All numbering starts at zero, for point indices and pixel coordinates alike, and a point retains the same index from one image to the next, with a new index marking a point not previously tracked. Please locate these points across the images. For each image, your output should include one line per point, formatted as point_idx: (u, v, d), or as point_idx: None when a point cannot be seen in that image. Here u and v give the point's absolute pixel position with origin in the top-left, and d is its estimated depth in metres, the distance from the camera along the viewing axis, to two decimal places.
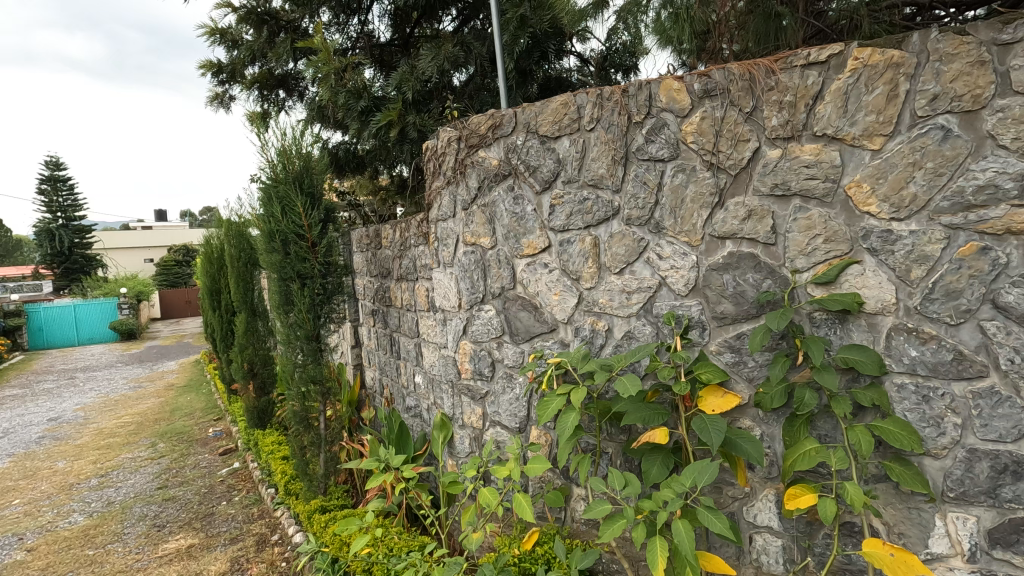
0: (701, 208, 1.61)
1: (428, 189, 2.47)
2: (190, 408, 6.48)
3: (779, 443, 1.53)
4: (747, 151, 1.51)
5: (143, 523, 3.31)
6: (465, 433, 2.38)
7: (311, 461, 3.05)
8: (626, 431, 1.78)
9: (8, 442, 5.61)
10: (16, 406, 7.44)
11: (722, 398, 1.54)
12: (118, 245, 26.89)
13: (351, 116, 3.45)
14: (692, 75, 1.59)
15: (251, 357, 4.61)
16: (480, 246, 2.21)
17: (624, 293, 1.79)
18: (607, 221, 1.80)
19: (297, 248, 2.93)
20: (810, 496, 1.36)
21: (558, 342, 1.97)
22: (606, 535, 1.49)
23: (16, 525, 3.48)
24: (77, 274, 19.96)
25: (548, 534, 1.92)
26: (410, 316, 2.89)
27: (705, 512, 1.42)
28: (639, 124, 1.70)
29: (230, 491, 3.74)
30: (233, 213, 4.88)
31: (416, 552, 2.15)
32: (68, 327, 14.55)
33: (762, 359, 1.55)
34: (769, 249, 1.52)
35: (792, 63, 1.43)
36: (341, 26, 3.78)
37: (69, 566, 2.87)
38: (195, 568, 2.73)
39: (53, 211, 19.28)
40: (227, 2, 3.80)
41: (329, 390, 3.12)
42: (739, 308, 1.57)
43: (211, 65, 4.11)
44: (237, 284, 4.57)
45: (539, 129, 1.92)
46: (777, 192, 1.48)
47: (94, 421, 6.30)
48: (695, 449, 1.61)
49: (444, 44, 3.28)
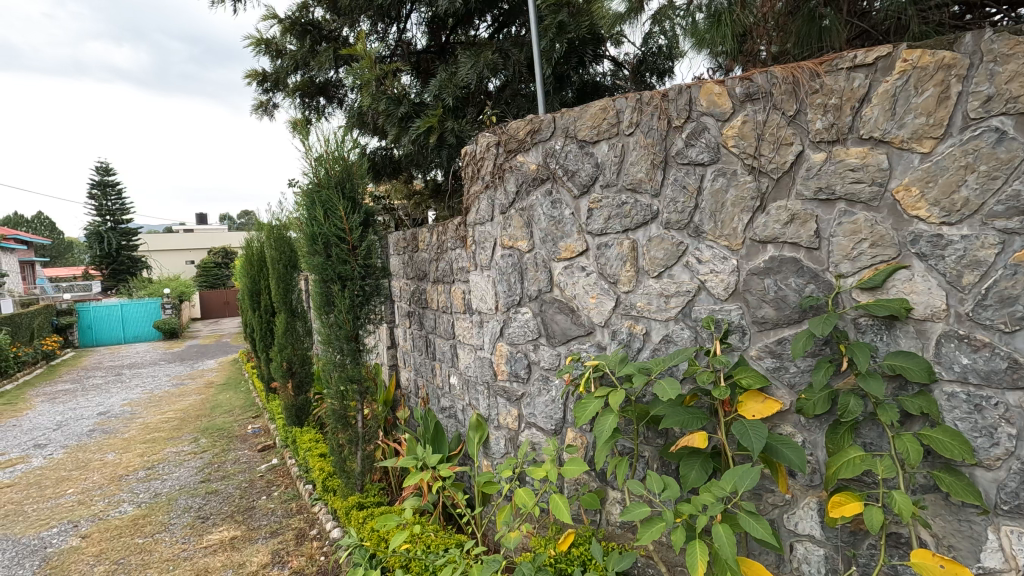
0: (742, 212, 1.60)
1: (466, 193, 2.51)
2: (229, 405, 6.69)
3: (821, 451, 1.51)
4: (791, 154, 1.50)
5: (188, 515, 3.44)
6: (501, 434, 2.41)
7: (348, 458, 3.11)
8: (664, 435, 1.78)
9: (61, 434, 5.89)
10: (69, 400, 7.82)
11: (763, 403, 1.53)
12: (162, 247, 28.00)
13: (390, 123, 3.55)
14: (734, 79, 1.58)
15: (290, 357, 4.71)
16: (518, 250, 2.23)
17: (662, 297, 1.79)
18: (646, 225, 1.81)
19: (338, 251, 3.01)
20: (855, 505, 1.34)
21: (595, 345, 1.99)
22: (645, 537, 1.49)
23: (71, 513, 3.66)
24: (124, 275, 20.81)
25: (583, 536, 1.93)
26: (446, 318, 2.94)
27: (746, 518, 1.42)
28: (679, 128, 1.70)
29: (270, 486, 3.85)
30: (274, 217, 5.03)
31: (453, 549, 2.18)
32: (115, 326, 15.16)
33: (804, 364, 1.53)
34: (813, 254, 1.50)
35: (837, 65, 1.41)
36: (380, 35, 3.87)
37: (121, 553, 3.01)
38: (238, 559, 2.82)
39: (102, 215, 20.22)
40: (272, 13, 3.95)
41: (366, 389, 3.19)
42: (781, 314, 1.56)
43: (256, 74, 4.26)
44: (278, 285, 4.71)
45: (578, 133, 1.94)
46: (821, 196, 1.47)
47: (141, 415, 6.57)
48: (735, 455, 1.59)
49: (483, 51, 3.33)
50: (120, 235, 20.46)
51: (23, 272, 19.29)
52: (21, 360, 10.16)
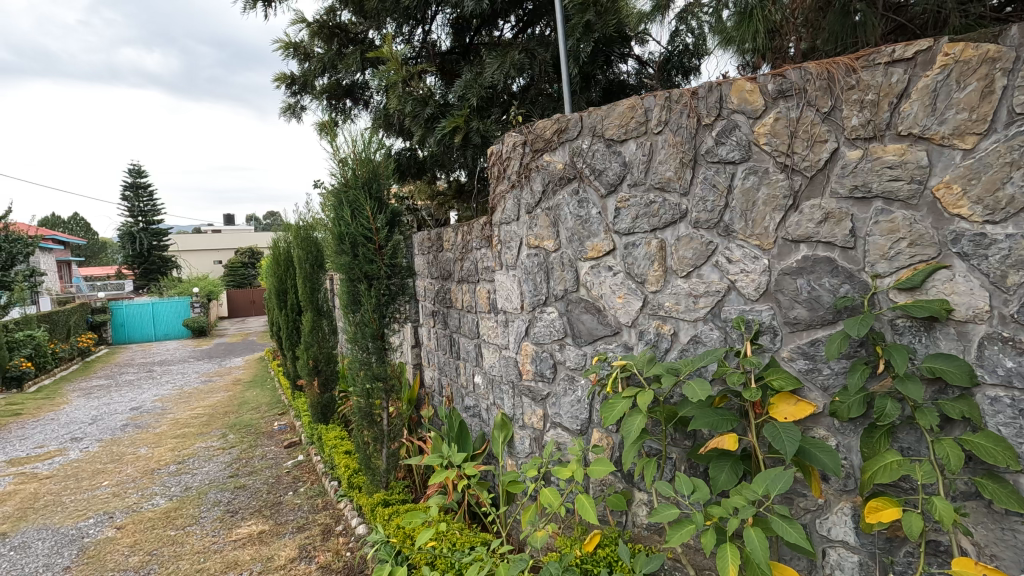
0: (774, 211, 1.57)
1: (493, 193, 2.52)
2: (256, 402, 6.82)
3: (856, 454, 1.47)
4: (825, 152, 1.47)
5: (218, 509, 3.52)
6: (526, 433, 2.41)
7: (374, 455, 3.15)
8: (692, 436, 1.76)
9: (96, 428, 6.08)
10: (104, 395, 8.07)
11: (794, 405, 1.50)
12: (192, 248, 28.72)
13: (416, 123, 3.59)
14: (767, 76, 1.56)
15: (315, 355, 4.77)
16: (544, 249, 2.23)
17: (691, 297, 1.77)
18: (675, 224, 1.79)
19: (365, 250, 3.05)
20: (893, 511, 1.30)
21: (622, 345, 1.97)
22: (674, 540, 1.48)
23: (106, 504, 3.77)
24: (154, 274, 21.35)
25: (610, 537, 1.92)
26: (470, 317, 2.96)
27: (779, 522, 1.39)
28: (709, 126, 1.68)
29: (296, 482, 3.91)
30: (302, 217, 5.12)
31: (479, 548, 2.19)
32: (146, 324, 15.58)
33: (838, 366, 1.49)
34: (848, 253, 1.47)
35: (874, 60, 1.38)
36: (406, 37, 3.91)
37: (154, 544, 3.09)
38: (267, 553, 2.87)
39: (134, 215, 20.84)
40: (301, 17, 4.02)
41: (392, 387, 3.22)
42: (814, 314, 1.52)
43: (284, 77, 4.34)
44: (305, 284, 4.79)
45: (605, 133, 1.94)
46: (856, 194, 1.44)
47: (171, 411, 6.74)
48: (766, 458, 1.57)
49: (509, 52, 3.33)
50: (151, 236, 21.05)
51: (60, 271, 19.95)
52: (57, 356, 10.54)
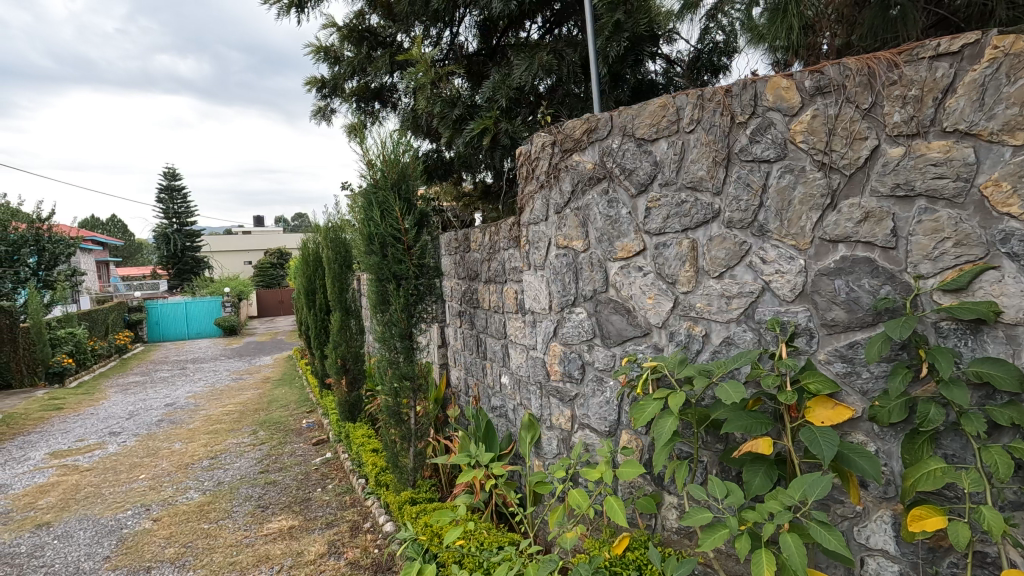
0: (810, 211, 1.53)
1: (521, 193, 2.52)
2: (285, 400, 6.95)
3: (896, 461, 1.43)
4: (864, 149, 1.43)
5: (249, 504, 3.60)
6: (553, 434, 2.41)
7: (401, 454, 3.18)
8: (725, 439, 1.73)
9: (133, 423, 6.27)
10: (140, 391, 8.33)
11: (832, 409, 1.46)
12: (224, 249, 29.48)
13: (445, 125, 3.62)
14: (803, 72, 1.52)
15: (344, 354, 4.84)
16: (573, 249, 2.22)
17: (723, 298, 1.73)
18: (707, 224, 1.77)
19: (394, 251, 3.09)
20: (937, 519, 1.26)
21: (652, 346, 1.95)
22: (707, 545, 1.46)
23: (143, 497, 3.89)
24: (188, 274, 21.94)
25: (639, 541, 1.90)
26: (498, 317, 2.96)
27: (817, 529, 1.36)
28: (743, 124, 1.65)
29: (325, 479, 3.98)
30: (331, 218, 5.22)
31: (507, 548, 2.19)
32: (180, 323, 16.03)
33: (878, 370, 1.45)
34: (889, 253, 1.42)
35: (918, 55, 1.35)
36: (434, 39, 3.95)
37: (188, 537, 3.17)
38: (297, 548, 2.92)
39: (169, 217, 21.52)
40: (331, 21, 4.09)
41: (419, 386, 3.24)
42: (853, 316, 1.48)
43: (315, 81, 4.42)
44: (334, 284, 4.86)
45: (636, 132, 1.92)
46: (898, 193, 1.39)
47: (204, 407, 6.91)
48: (802, 463, 1.53)
49: (539, 52, 3.33)
50: (184, 236, 21.68)
51: (100, 271, 20.71)
52: (97, 353, 10.94)
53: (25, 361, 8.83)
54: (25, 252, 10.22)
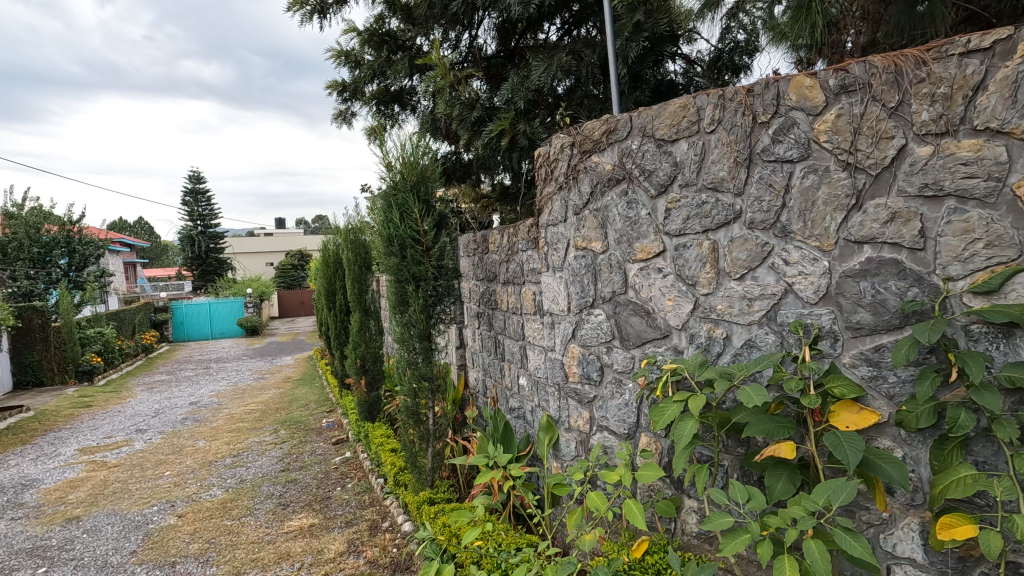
0: (835, 211, 1.51)
1: (540, 195, 2.52)
2: (306, 400, 7.04)
3: (924, 467, 1.40)
4: (892, 148, 1.40)
5: (270, 501, 3.65)
6: (571, 436, 2.40)
7: (420, 454, 3.20)
8: (746, 443, 1.71)
9: (159, 421, 6.41)
10: (165, 390, 8.51)
11: (857, 414, 1.43)
12: (246, 250, 30.00)
13: (464, 127, 3.64)
14: (828, 70, 1.50)
15: (363, 354, 4.88)
16: (591, 251, 2.21)
17: (745, 300, 1.71)
18: (728, 225, 1.75)
19: (413, 252, 3.11)
20: (968, 528, 1.23)
21: (671, 348, 1.94)
22: (728, 549, 1.44)
23: (168, 493, 3.97)
24: (211, 275, 22.36)
25: (658, 544, 1.89)
26: (515, 319, 2.97)
27: (842, 536, 1.33)
28: (765, 124, 1.63)
29: (344, 478, 4.02)
30: (351, 220, 5.28)
31: (525, 549, 2.19)
32: (203, 323, 16.35)
33: (905, 374, 1.42)
34: (916, 255, 1.39)
35: (947, 51, 1.32)
36: (453, 42, 3.98)
37: (212, 533, 3.23)
38: (317, 545, 2.96)
39: (194, 219, 22.00)
40: (352, 26, 4.15)
41: (437, 387, 3.25)
42: (879, 318, 1.45)
43: (336, 85, 4.48)
44: (354, 285, 4.92)
45: (656, 133, 1.91)
46: (927, 193, 1.36)
47: (227, 406, 7.03)
48: (827, 468, 1.50)
49: (557, 54, 3.33)
50: (208, 238, 22.13)
51: (127, 272, 21.24)
52: (124, 352, 11.22)
53: (57, 360, 9.09)
54: (57, 254, 10.53)
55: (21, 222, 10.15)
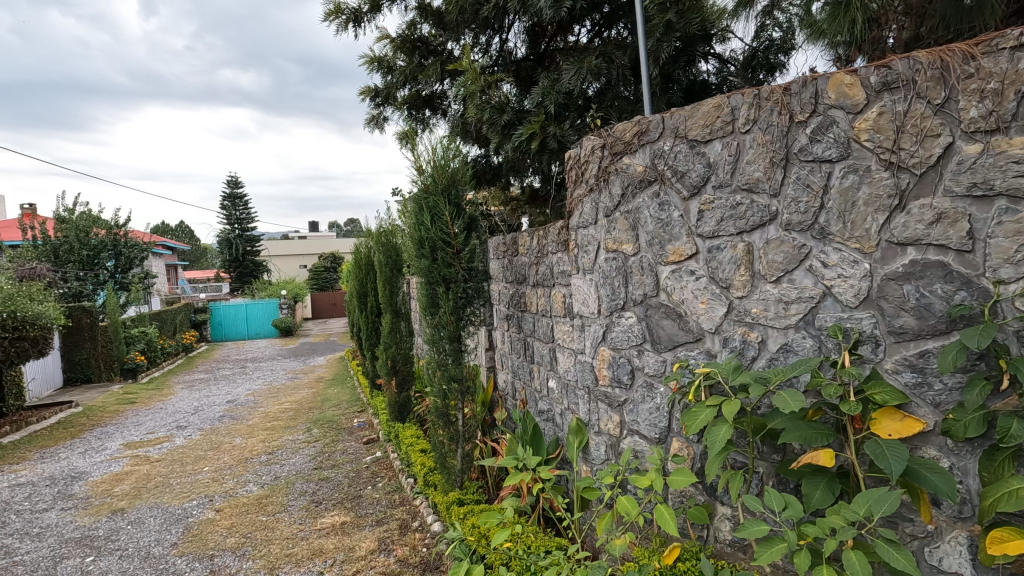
0: (876, 212, 1.46)
1: (570, 197, 2.51)
2: (338, 400, 7.16)
3: (973, 479, 1.34)
4: (937, 146, 1.36)
5: (304, 498, 3.73)
6: (601, 439, 2.38)
7: (449, 455, 3.23)
8: (783, 450, 1.66)
9: (198, 418, 6.63)
10: (204, 388, 8.79)
11: (901, 422, 1.38)
12: (281, 253, 30.78)
13: (494, 131, 3.66)
14: (869, 67, 1.46)
15: (393, 355, 4.93)
16: (622, 253, 2.20)
17: (781, 303, 1.67)
18: (763, 227, 1.71)
19: (443, 254, 3.14)
20: (1021, 543, 1.17)
21: (704, 352, 1.90)
22: (763, 558, 1.41)
23: (207, 488, 4.10)
24: (248, 277, 22.98)
25: (690, 551, 1.86)
26: (545, 321, 2.96)
27: (884, 547, 1.29)
28: (802, 123, 1.59)
29: (375, 477, 4.08)
30: (382, 223, 5.37)
31: (555, 552, 2.18)
32: (240, 323, 16.83)
33: (952, 381, 1.36)
34: (964, 257, 1.34)
35: (997, 45, 1.28)
36: (483, 47, 4.01)
37: (248, 528, 3.32)
38: (348, 543, 3.01)
39: (232, 223, 22.72)
40: (385, 33, 4.22)
41: (467, 389, 3.27)
42: (924, 323, 1.40)
43: (369, 90, 4.56)
44: (385, 287, 4.99)
45: (689, 133, 1.89)
46: (975, 192, 1.32)
47: (262, 404, 7.22)
48: (868, 477, 1.45)
49: (588, 56, 3.32)
50: (245, 241, 22.78)
51: (169, 274, 22.04)
52: (166, 351, 11.65)
53: (103, 358, 9.49)
54: (105, 256, 10.99)
55: (71, 226, 10.64)
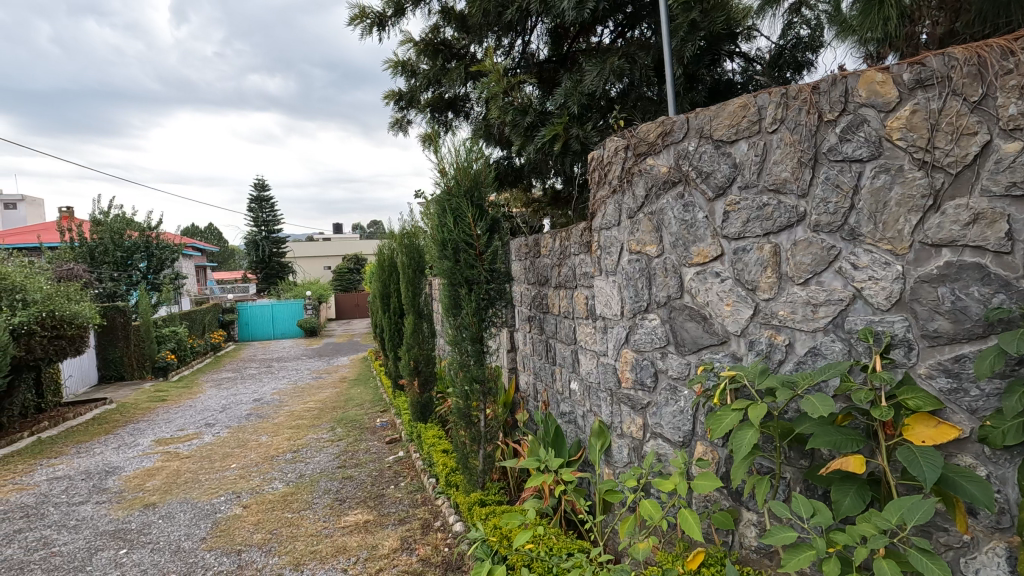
0: (910, 212, 1.43)
1: (593, 198, 2.50)
2: (361, 399, 7.24)
3: (1012, 488, 1.30)
4: (974, 145, 1.33)
5: (328, 496, 3.79)
6: (624, 442, 2.37)
7: (471, 456, 3.24)
8: (811, 456, 1.63)
9: (226, 416, 6.77)
10: (232, 386, 8.98)
11: (934, 428, 1.34)
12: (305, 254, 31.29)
13: (516, 132, 3.67)
14: (902, 64, 1.43)
15: (416, 356, 4.97)
16: (646, 254, 2.18)
17: (809, 306, 1.64)
18: (790, 228, 1.68)
19: (466, 256, 3.15)
20: None
21: (729, 355, 1.88)
22: (790, 565, 1.38)
23: (235, 485, 4.19)
24: (274, 278, 23.42)
25: (715, 557, 1.83)
26: (567, 323, 2.96)
27: (918, 556, 1.26)
28: (832, 122, 1.56)
29: (397, 476, 4.12)
30: (405, 225, 5.42)
31: (577, 555, 2.18)
32: (266, 323, 17.16)
33: (989, 387, 1.32)
34: (1003, 258, 1.31)
35: None
36: (506, 49, 4.03)
37: (274, 524, 3.38)
38: (371, 541, 3.05)
39: (259, 225, 23.19)
40: (408, 37, 4.27)
41: (489, 390, 3.28)
42: (959, 327, 1.36)
43: (393, 94, 4.62)
44: (408, 288, 5.03)
45: (714, 134, 1.87)
46: (1013, 192, 1.29)
47: (287, 403, 7.34)
48: (901, 485, 1.42)
49: (611, 57, 3.31)
50: (272, 243, 23.23)
51: (199, 275, 22.57)
52: (195, 350, 11.94)
53: (136, 356, 9.77)
54: (138, 258, 11.31)
55: (107, 229, 11.00)
